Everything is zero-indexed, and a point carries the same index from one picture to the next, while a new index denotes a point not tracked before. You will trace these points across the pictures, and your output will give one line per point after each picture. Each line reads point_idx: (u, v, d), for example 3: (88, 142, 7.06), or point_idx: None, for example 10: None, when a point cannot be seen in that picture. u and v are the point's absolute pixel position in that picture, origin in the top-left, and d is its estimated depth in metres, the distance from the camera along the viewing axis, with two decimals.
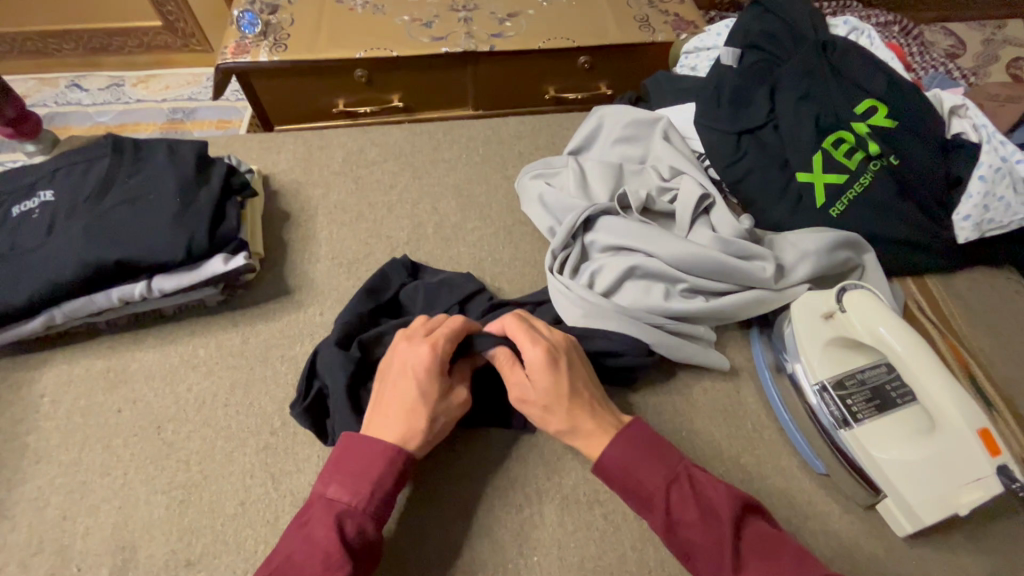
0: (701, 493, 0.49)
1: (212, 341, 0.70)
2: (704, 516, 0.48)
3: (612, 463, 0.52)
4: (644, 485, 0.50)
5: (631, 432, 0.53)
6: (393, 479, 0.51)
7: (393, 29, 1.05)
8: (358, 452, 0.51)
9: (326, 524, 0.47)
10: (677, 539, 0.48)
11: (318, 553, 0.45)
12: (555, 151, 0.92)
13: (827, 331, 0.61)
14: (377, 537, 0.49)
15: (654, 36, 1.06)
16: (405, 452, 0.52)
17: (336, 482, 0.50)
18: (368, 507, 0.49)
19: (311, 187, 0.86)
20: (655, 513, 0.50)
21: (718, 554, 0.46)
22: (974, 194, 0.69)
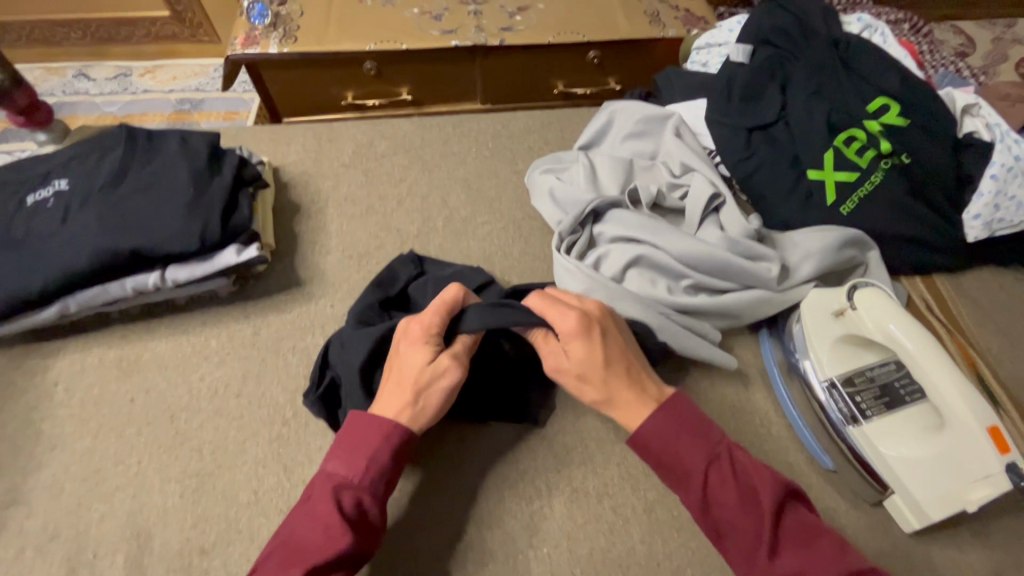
0: (742, 475, 0.49)
1: (224, 332, 0.70)
2: (744, 500, 0.48)
3: (651, 436, 0.52)
4: (682, 462, 0.51)
5: (672, 407, 0.53)
6: (388, 453, 0.52)
7: (403, 21, 1.05)
8: (356, 428, 0.52)
9: (324, 497, 0.48)
10: (710, 517, 0.49)
11: (317, 525, 0.47)
12: (564, 146, 0.92)
13: (838, 328, 0.62)
14: (373, 511, 0.50)
15: (664, 31, 1.06)
16: (398, 426, 0.52)
17: (334, 457, 0.51)
18: (364, 480, 0.50)
19: (321, 179, 0.86)
20: (690, 490, 0.50)
21: (753, 537, 0.47)
22: (984, 193, 0.70)
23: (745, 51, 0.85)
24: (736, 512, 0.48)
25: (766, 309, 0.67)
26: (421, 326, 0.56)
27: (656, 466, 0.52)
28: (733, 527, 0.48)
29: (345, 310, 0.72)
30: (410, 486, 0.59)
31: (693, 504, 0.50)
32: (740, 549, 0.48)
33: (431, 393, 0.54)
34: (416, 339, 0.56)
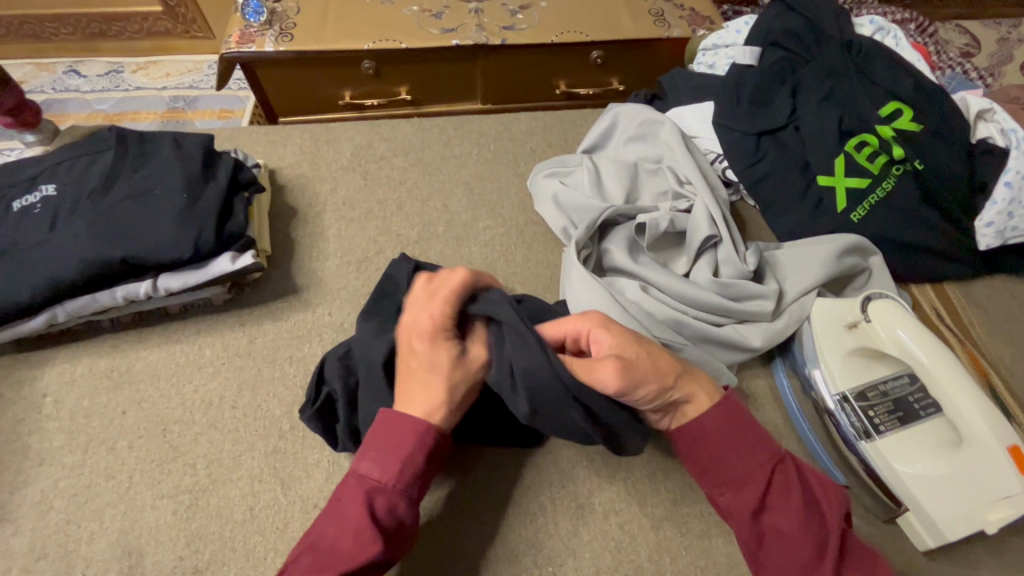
0: (804, 485, 0.48)
1: (219, 341, 0.68)
2: (807, 511, 0.46)
3: (709, 431, 0.49)
4: (739, 465, 0.48)
5: (734, 406, 0.51)
6: (422, 455, 0.49)
7: (402, 19, 1.03)
8: (390, 427, 0.49)
9: (357, 502, 0.46)
10: (758, 524, 0.47)
11: (348, 531, 0.45)
12: (569, 149, 0.90)
13: (849, 340, 0.61)
14: (405, 516, 0.48)
15: (669, 31, 1.04)
16: (432, 426, 0.49)
17: (367, 457, 0.48)
18: (398, 483, 0.48)
19: (318, 182, 0.84)
20: (747, 492, 0.48)
21: (812, 550, 0.45)
22: (998, 201, 0.68)
23: (754, 53, 0.82)
24: (796, 520, 0.46)
25: (764, 348, 0.65)
26: (433, 318, 0.52)
27: (700, 463, 0.50)
28: (785, 536, 0.46)
29: (344, 319, 0.70)
30: None
31: (744, 507, 0.47)
32: (789, 561, 0.46)
33: (463, 390, 0.52)
34: (432, 332, 0.51)
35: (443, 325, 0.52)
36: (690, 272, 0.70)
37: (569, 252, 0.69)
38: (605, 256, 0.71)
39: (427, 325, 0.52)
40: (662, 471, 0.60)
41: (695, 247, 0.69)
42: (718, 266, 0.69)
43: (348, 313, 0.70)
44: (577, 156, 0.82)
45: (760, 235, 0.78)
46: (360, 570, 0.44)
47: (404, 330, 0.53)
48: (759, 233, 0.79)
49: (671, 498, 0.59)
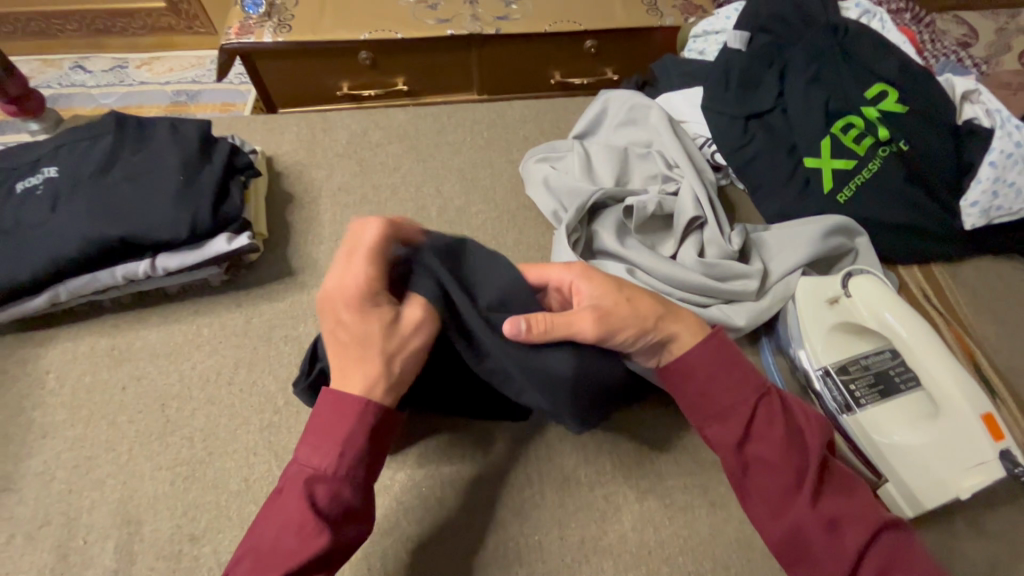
0: (788, 415, 0.49)
1: (216, 321, 0.70)
2: (790, 438, 0.48)
3: (697, 367, 0.51)
4: (723, 398, 0.50)
5: (723, 343, 0.52)
6: (363, 436, 0.47)
7: (399, 10, 1.04)
8: (326, 414, 0.47)
9: (298, 494, 0.44)
10: (743, 454, 0.49)
11: (291, 526, 0.43)
12: (561, 135, 0.91)
13: (831, 316, 0.61)
14: (354, 502, 0.46)
15: (661, 19, 1.05)
16: (369, 404, 0.47)
17: (305, 444, 0.46)
18: (338, 470, 0.46)
19: (315, 169, 0.86)
20: (732, 424, 0.49)
21: (792, 478, 0.47)
22: (983, 180, 0.69)
23: (743, 38, 0.83)
24: (778, 449, 0.47)
25: (749, 328, 0.65)
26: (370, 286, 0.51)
27: (688, 397, 0.51)
28: (768, 464, 0.47)
29: None
30: (400, 476, 0.59)
31: (728, 439, 0.49)
32: (768, 488, 0.47)
33: (400, 361, 0.49)
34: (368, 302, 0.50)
35: (367, 288, 0.50)
36: (676, 254, 0.71)
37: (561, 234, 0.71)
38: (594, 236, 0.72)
39: (357, 292, 0.50)
40: (648, 446, 0.61)
41: (681, 229, 0.71)
42: (704, 247, 0.70)
43: None
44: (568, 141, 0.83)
45: (749, 217, 0.79)
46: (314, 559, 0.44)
47: (326, 297, 0.50)
48: (749, 215, 0.79)
49: (655, 471, 0.60)
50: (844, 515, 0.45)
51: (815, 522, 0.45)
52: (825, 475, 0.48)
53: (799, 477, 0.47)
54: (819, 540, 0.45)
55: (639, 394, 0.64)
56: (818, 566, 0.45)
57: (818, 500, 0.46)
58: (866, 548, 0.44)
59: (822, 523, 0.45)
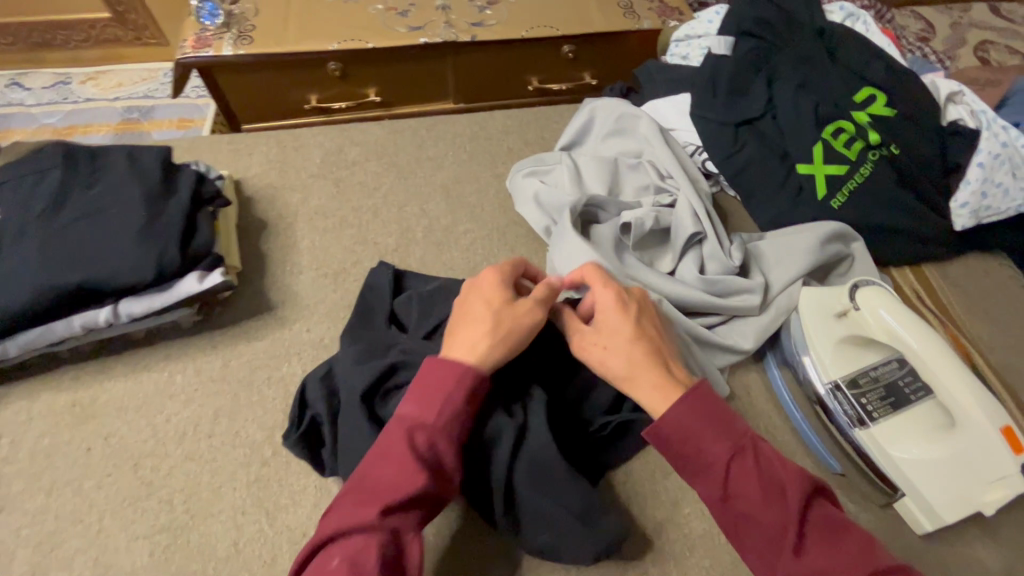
0: (764, 467, 0.47)
1: (190, 366, 0.64)
2: (768, 495, 0.45)
3: (673, 429, 0.48)
4: (701, 458, 0.47)
5: (696, 396, 0.49)
6: (463, 396, 0.49)
7: (368, 17, 0.99)
8: (432, 375, 0.50)
9: (400, 439, 0.47)
10: (729, 511, 0.47)
11: (393, 468, 0.45)
12: (546, 146, 0.88)
13: (841, 329, 0.60)
14: (447, 455, 0.48)
15: (639, 23, 1.03)
16: (470, 368, 0.50)
17: (406, 398, 0.50)
18: (439, 421, 0.48)
19: (288, 192, 0.80)
20: (711, 482, 0.47)
21: (779, 533, 0.44)
22: (972, 181, 0.69)
23: (727, 43, 0.81)
24: (758, 505, 0.45)
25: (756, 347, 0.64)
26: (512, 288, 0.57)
27: (668, 458, 0.49)
28: (753, 521, 0.45)
29: (323, 335, 0.67)
30: None
31: (711, 497, 0.47)
32: (758, 545, 0.45)
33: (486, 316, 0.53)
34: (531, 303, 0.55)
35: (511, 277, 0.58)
36: (676, 270, 0.69)
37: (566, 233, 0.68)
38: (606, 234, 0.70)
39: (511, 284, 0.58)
40: (660, 472, 0.60)
41: (681, 245, 0.69)
42: (705, 263, 0.69)
43: (328, 329, 0.68)
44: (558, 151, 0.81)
45: (742, 226, 0.78)
46: (403, 501, 0.45)
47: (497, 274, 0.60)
48: (742, 223, 0.78)
49: (671, 498, 0.58)
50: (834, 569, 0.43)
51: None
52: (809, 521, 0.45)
53: (783, 532, 0.44)
54: None
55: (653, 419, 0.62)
56: None
57: (804, 554, 0.44)
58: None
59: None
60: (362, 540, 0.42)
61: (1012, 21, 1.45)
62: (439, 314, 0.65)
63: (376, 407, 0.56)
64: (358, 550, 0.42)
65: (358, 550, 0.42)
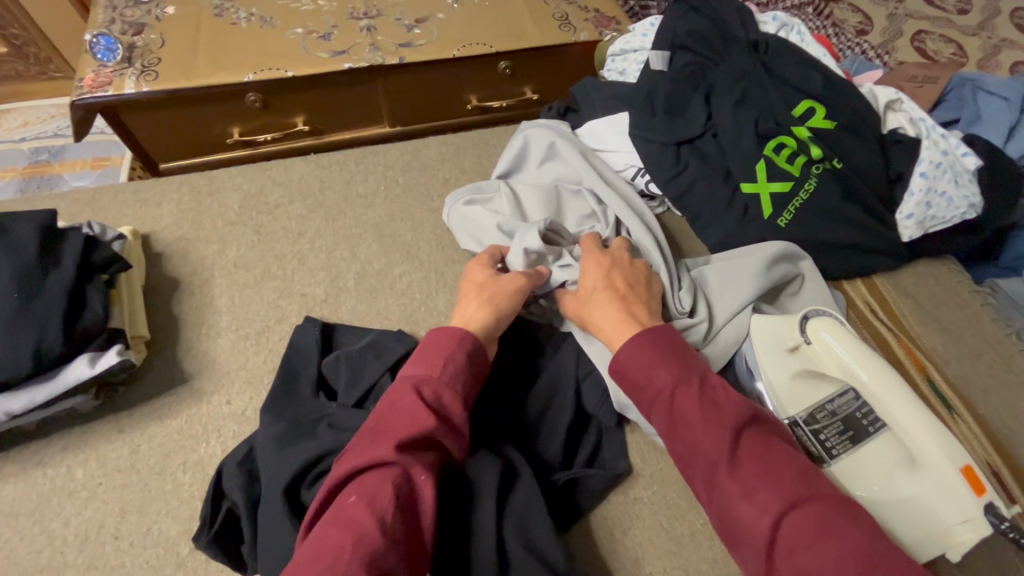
0: (710, 397, 0.47)
1: (92, 457, 0.57)
2: (706, 414, 0.46)
3: (626, 360, 0.51)
4: (648, 384, 0.49)
5: (651, 334, 0.52)
6: (464, 356, 0.53)
7: (286, 44, 0.93)
8: (433, 342, 0.53)
9: (407, 390, 0.49)
10: (675, 439, 0.47)
11: (404, 414, 0.47)
12: (484, 173, 0.83)
13: (793, 363, 0.57)
14: (451, 406, 0.50)
15: (576, 35, 0.99)
16: (469, 333, 0.54)
17: (411, 363, 0.52)
18: (443, 376, 0.51)
19: (204, 244, 0.74)
20: (659, 411, 0.48)
21: (714, 454, 0.44)
22: (915, 191, 0.68)
23: (664, 57, 0.79)
24: (697, 429, 0.45)
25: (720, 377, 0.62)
26: (472, 296, 0.59)
27: (626, 391, 0.52)
28: (692, 444, 0.45)
29: (244, 407, 0.61)
30: None
31: (660, 425, 0.48)
32: (699, 470, 0.45)
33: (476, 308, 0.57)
34: (484, 318, 0.57)
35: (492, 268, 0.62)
36: None
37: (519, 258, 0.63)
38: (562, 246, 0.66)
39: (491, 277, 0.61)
40: (619, 529, 0.56)
41: None
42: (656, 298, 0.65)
43: (250, 399, 0.62)
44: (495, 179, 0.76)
45: (691, 248, 0.75)
46: (414, 445, 0.46)
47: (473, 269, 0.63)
48: (689, 244, 0.75)
49: (632, 557, 0.54)
50: (762, 485, 0.42)
51: (735, 497, 0.42)
52: (748, 442, 0.45)
53: (717, 451, 0.44)
54: (741, 517, 0.42)
55: (611, 471, 0.58)
56: (748, 549, 0.41)
57: (737, 470, 0.43)
58: (779, 514, 0.41)
59: (738, 492, 0.42)
60: (379, 477, 0.43)
61: (945, 10, 1.47)
62: (370, 379, 0.59)
63: (300, 496, 0.50)
64: (375, 488, 0.43)
65: (376, 489, 0.43)
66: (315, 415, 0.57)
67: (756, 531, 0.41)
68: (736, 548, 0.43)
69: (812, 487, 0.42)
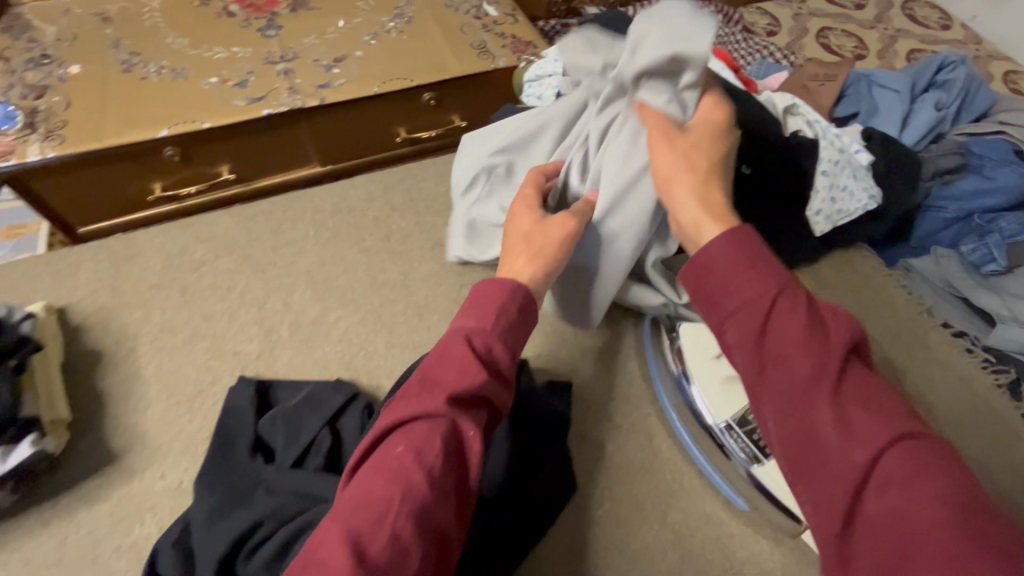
0: (814, 313, 0.39)
1: (14, 555, 0.54)
2: (812, 334, 0.38)
3: (710, 261, 0.43)
4: (738, 290, 0.41)
5: (745, 237, 0.43)
6: (516, 310, 0.50)
7: (200, 95, 0.91)
8: (487, 295, 0.50)
9: (460, 343, 0.47)
10: (762, 351, 0.39)
11: (455, 362, 0.46)
12: (415, 207, 0.83)
13: (721, 369, 0.60)
14: (503, 358, 0.48)
15: (495, 61, 1.01)
16: (521, 287, 0.51)
17: (464, 313, 0.50)
18: (494, 329, 0.48)
19: (127, 311, 0.71)
20: (748, 319, 0.40)
21: (815, 376, 0.37)
22: (821, 188, 0.71)
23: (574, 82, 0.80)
24: (798, 345, 0.37)
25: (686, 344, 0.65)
26: (521, 250, 0.55)
27: (699, 298, 0.43)
28: (786, 359, 0.38)
29: (179, 480, 0.59)
30: None
31: (747, 334, 0.40)
32: (785, 390, 0.37)
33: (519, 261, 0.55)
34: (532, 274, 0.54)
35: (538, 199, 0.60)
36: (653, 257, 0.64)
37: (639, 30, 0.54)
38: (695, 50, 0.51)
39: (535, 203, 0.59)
40: (573, 553, 0.56)
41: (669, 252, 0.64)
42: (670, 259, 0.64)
43: (184, 470, 0.59)
44: (472, 156, 0.72)
45: None
46: (465, 401, 0.45)
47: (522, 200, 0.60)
48: None
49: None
50: (866, 416, 0.35)
51: (832, 426, 0.35)
52: (849, 373, 0.38)
53: (818, 374, 0.37)
54: (832, 447, 0.35)
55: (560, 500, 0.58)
56: (825, 481, 0.35)
57: (838, 397, 0.36)
58: (881, 446, 0.34)
59: (835, 422, 0.35)
60: (427, 430, 0.42)
61: (844, 7, 1.57)
62: (308, 433, 0.58)
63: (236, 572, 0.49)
64: (422, 441, 0.42)
65: (423, 440, 0.42)
66: (252, 480, 0.55)
67: (849, 462, 0.34)
68: (806, 477, 0.36)
69: (919, 428, 0.36)
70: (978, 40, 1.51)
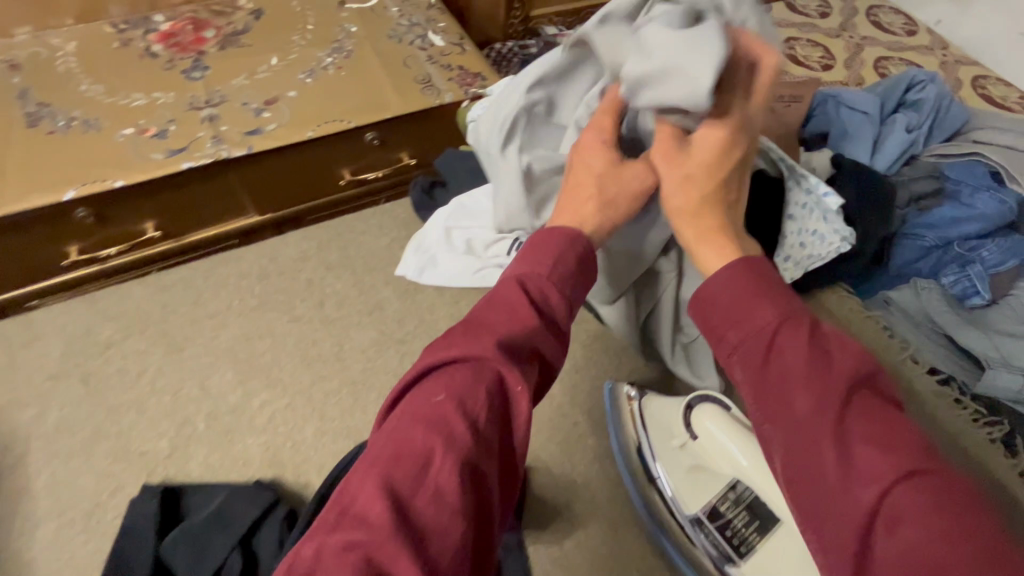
0: (822, 341, 0.35)
1: None
2: (815, 362, 0.34)
3: (709, 290, 0.40)
4: (741, 318, 0.37)
5: (753, 264, 0.39)
6: (574, 260, 0.44)
7: (114, 149, 0.83)
8: (544, 242, 0.45)
9: (513, 288, 0.41)
10: (764, 381, 0.35)
11: (505, 307, 0.40)
12: (353, 265, 0.76)
13: (684, 458, 0.54)
14: (560, 309, 0.42)
15: (440, 96, 0.94)
16: (582, 235, 0.46)
17: (518, 259, 0.44)
18: (553, 273, 0.43)
19: (19, 409, 0.63)
20: (752, 347, 0.36)
21: (818, 406, 0.33)
22: (788, 234, 0.65)
23: None
24: (800, 374, 0.34)
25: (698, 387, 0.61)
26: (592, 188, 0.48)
27: (702, 330, 0.40)
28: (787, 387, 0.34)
29: None
30: None
31: (750, 362, 0.36)
32: (787, 424, 0.33)
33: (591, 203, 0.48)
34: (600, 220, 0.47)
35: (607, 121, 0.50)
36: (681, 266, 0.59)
37: (658, 34, 0.42)
38: (695, 96, 0.40)
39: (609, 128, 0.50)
40: None
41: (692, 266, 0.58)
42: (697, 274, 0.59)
43: None
44: (497, 113, 0.58)
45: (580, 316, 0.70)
46: (518, 351, 0.39)
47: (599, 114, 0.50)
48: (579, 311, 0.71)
49: None
50: (876, 452, 0.31)
51: (834, 463, 0.31)
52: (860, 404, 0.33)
53: (821, 405, 0.33)
54: (836, 485, 0.31)
55: None
56: (832, 523, 0.31)
57: (844, 432, 0.32)
58: (888, 483, 0.30)
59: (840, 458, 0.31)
60: (469, 374, 0.36)
61: (808, 15, 1.53)
62: (218, 555, 0.52)
63: None
64: (465, 390, 0.35)
65: (464, 387, 0.35)
66: None
67: (853, 499, 0.30)
68: (811, 518, 0.32)
69: (940, 467, 0.31)
70: (944, 45, 1.48)
